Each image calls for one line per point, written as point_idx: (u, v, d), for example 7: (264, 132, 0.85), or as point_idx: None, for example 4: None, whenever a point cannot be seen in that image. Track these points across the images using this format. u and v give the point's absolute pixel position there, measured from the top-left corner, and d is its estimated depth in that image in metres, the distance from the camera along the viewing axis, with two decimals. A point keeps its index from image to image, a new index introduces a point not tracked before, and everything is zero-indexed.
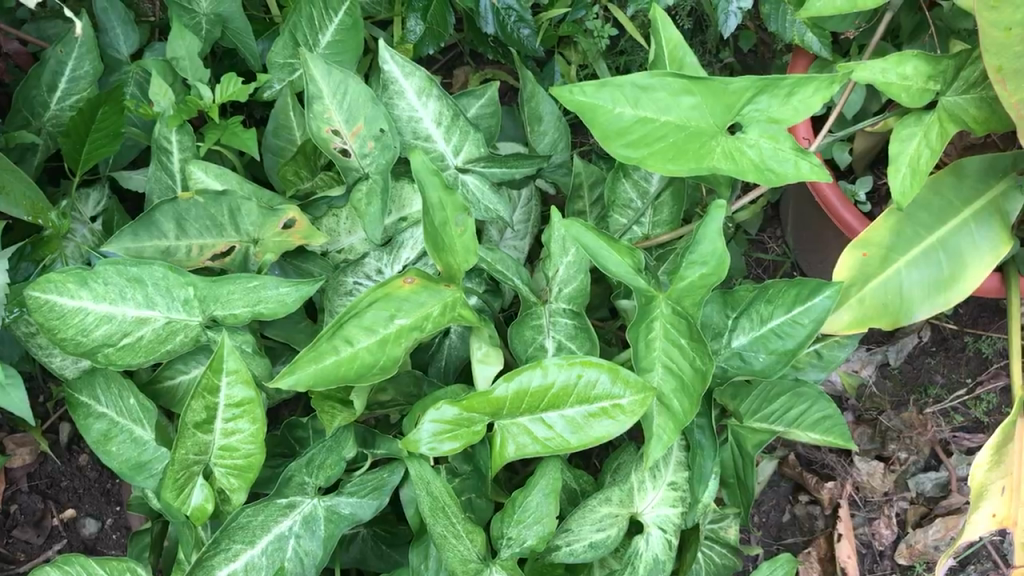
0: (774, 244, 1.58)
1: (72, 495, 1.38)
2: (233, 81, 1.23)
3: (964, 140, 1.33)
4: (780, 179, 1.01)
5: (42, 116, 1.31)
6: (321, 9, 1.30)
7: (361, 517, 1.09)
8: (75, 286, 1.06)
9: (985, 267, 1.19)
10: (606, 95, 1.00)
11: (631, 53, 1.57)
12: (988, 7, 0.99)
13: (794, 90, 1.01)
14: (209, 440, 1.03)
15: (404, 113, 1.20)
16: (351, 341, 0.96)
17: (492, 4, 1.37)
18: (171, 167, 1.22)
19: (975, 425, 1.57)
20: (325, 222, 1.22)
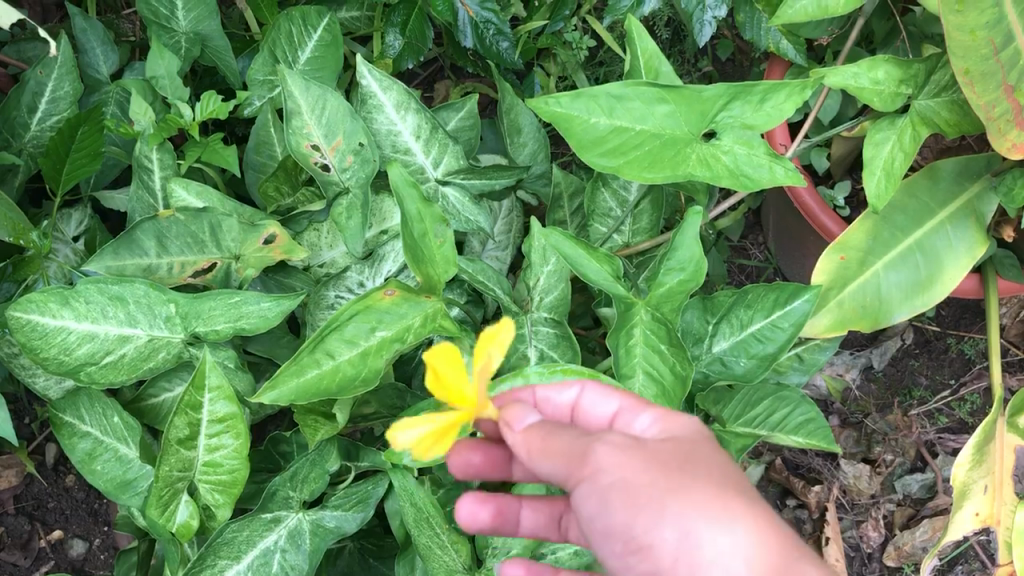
0: (756, 249, 1.59)
1: (60, 517, 1.38)
2: (212, 99, 1.22)
3: (939, 143, 1.35)
4: (756, 184, 1.01)
5: (22, 136, 1.31)
6: (300, 25, 1.31)
7: (346, 530, 1.09)
8: (57, 305, 1.06)
9: (961, 269, 1.21)
10: (581, 105, 1.02)
11: (610, 64, 1.58)
12: (954, 11, 1.03)
13: (767, 97, 1.03)
14: (193, 456, 1.04)
15: (382, 127, 1.21)
16: (332, 354, 0.98)
17: (470, 17, 1.38)
18: (153, 185, 1.23)
19: (959, 426, 1.58)
20: (306, 237, 1.23)
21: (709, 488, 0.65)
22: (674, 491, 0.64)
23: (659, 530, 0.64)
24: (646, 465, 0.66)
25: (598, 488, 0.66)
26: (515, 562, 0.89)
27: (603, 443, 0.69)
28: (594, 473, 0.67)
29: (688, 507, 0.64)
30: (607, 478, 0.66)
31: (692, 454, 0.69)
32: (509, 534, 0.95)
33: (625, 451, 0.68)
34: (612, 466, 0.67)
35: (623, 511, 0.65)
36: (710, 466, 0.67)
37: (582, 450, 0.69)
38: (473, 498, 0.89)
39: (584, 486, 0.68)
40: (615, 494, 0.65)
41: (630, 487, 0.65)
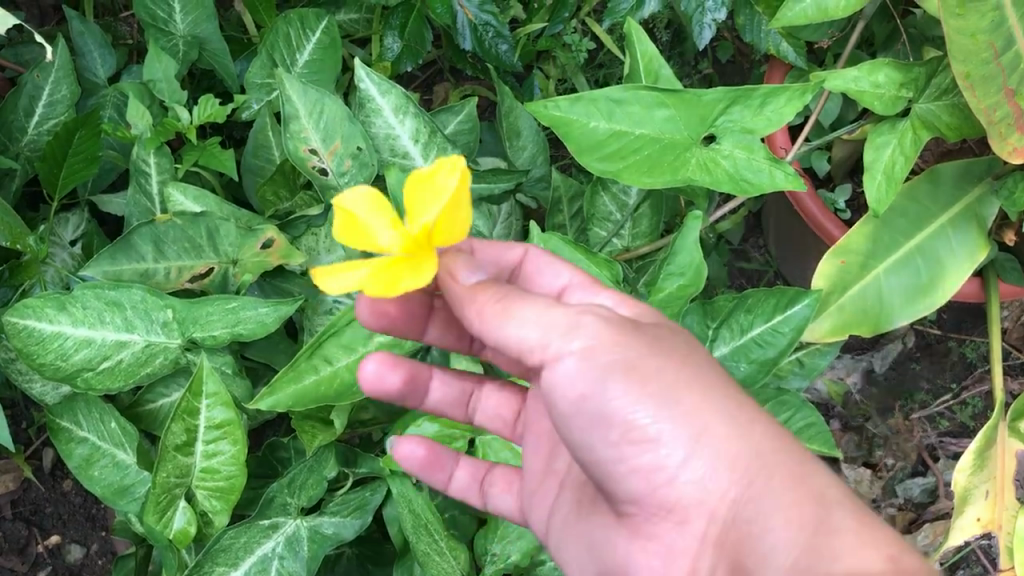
0: (756, 253, 1.58)
1: (57, 522, 1.37)
2: (211, 103, 1.22)
3: (941, 147, 1.34)
4: (756, 188, 1.00)
5: (19, 141, 1.31)
6: (298, 28, 1.31)
7: (344, 537, 1.07)
8: (53, 311, 1.07)
9: (963, 273, 1.20)
10: (580, 109, 1.04)
11: (609, 66, 1.57)
12: (955, 14, 1.03)
13: (766, 101, 1.02)
14: (190, 463, 1.03)
15: (381, 131, 1.20)
16: (330, 360, 1.01)
17: (469, 20, 1.37)
18: (150, 189, 1.22)
19: (961, 430, 1.57)
20: (304, 241, 1.20)
21: (705, 381, 0.72)
22: (679, 382, 0.71)
23: (662, 419, 0.70)
24: (643, 351, 0.72)
25: (592, 370, 0.71)
26: (414, 439, 0.99)
27: (595, 320, 0.73)
28: (585, 355, 0.71)
29: (691, 400, 0.71)
30: (609, 363, 0.71)
31: (679, 342, 0.75)
32: (418, 402, 0.99)
33: (622, 335, 0.72)
34: (613, 350, 0.71)
35: (628, 398, 0.70)
36: (694, 356, 0.75)
37: (576, 324, 0.72)
38: (381, 360, 0.93)
39: (572, 366, 0.71)
40: (612, 376, 0.70)
41: (636, 375, 0.70)
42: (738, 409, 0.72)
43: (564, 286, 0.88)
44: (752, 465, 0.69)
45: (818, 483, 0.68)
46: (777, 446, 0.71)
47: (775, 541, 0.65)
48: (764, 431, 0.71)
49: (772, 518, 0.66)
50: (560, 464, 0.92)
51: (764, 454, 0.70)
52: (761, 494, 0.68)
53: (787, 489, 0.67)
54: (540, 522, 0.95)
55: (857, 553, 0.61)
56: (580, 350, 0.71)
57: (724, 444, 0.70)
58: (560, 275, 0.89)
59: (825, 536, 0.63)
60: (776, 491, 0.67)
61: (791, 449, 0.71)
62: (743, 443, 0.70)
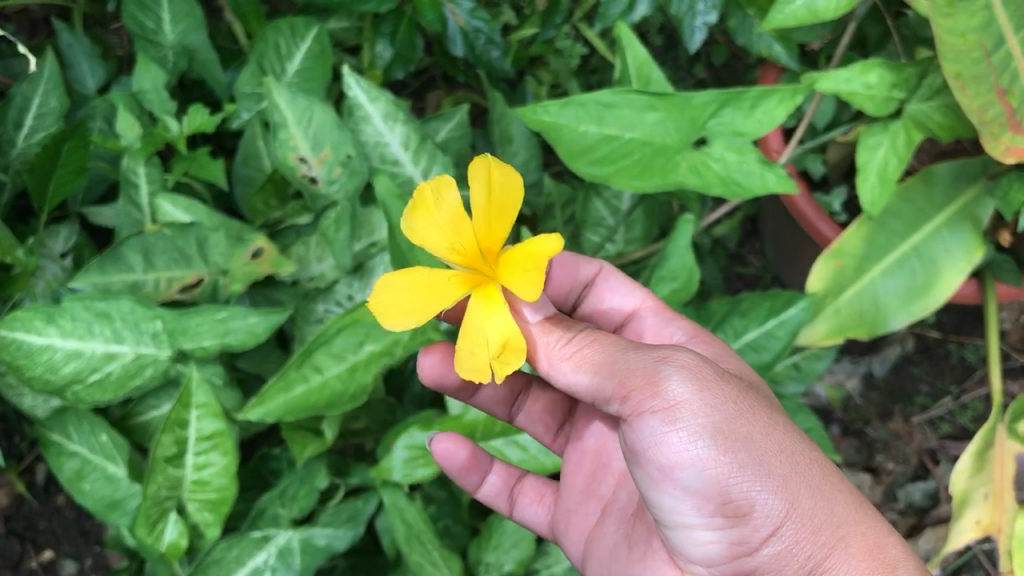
0: (754, 257, 1.57)
1: (50, 537, 1.36)
2: (199, 112, 1.20)
3: (935, 147, 1.33)
4: (747, 191, 1.00)
5: (9, 153, 1.30)
6: (288, 37, 1.30)
7: (337, 548, 1.04)
8: (42, 323, 1.05)
9: (960, 273, 1.19)
10: (570, 114, 1.03)
11: (602, 71, 1.56)
12: (943, 14, 1.01)
13: (758, 102, 1.02)
14: (181, 475, 1.02)
15: (370, 138, 1.18)
16: (320, 369, 1.00)
17: (460, 26, 1.36)
18: (140, 200, 1.22)
19: (963, 434, 1.56)
20: (294, 250, 1.19)
21: (783, 445, 0.72)
22: (765, 449, 0.70)
23: (756, 488, 0.69)
24: (730, 413, 0.70)
25: (685, 435, 0.68)
26: (457, 439, 0.93)
27: (679, 371, 0.70)
28: (675, 418, 0.68)
29: (780, 469, 0.70)
30: (699, 430, 0.69)
31: (753, 397, 0.74)
32: (466, 397, 0.97)
33: (708, 392, 0.70)
34: (699, 412, 0.69)
35: (720, 465, 0.68)
36: (768, 412, 0.74)
37: (665, 380, 0.69)
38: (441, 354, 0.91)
39: (664, 426, 0.69)
40: (710, 443, 0.69)
41: (727, 444, 0.69)
42: (814, 475, 0.73)
43: (634, 310, 0.98)
44: (830, 534, 0.71)
45: (889, 549, 0.72)
46: (845, 507, 0.73)
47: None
48: (840, 496, 0.73)
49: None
50: (605, 489, 0.93)
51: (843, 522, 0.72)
52: (838, 563, 0.70)
53: (865, 562, 0.70)
54: (572, 548, 0.96)
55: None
56: (670, 410, 0.69)
57: (809, 513, 0.71)
58: (632, 298, 0.99)
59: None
60: (852, 556, 0.71)
61: (856, 509, 0.74)
62: (825, 507, 0.72)
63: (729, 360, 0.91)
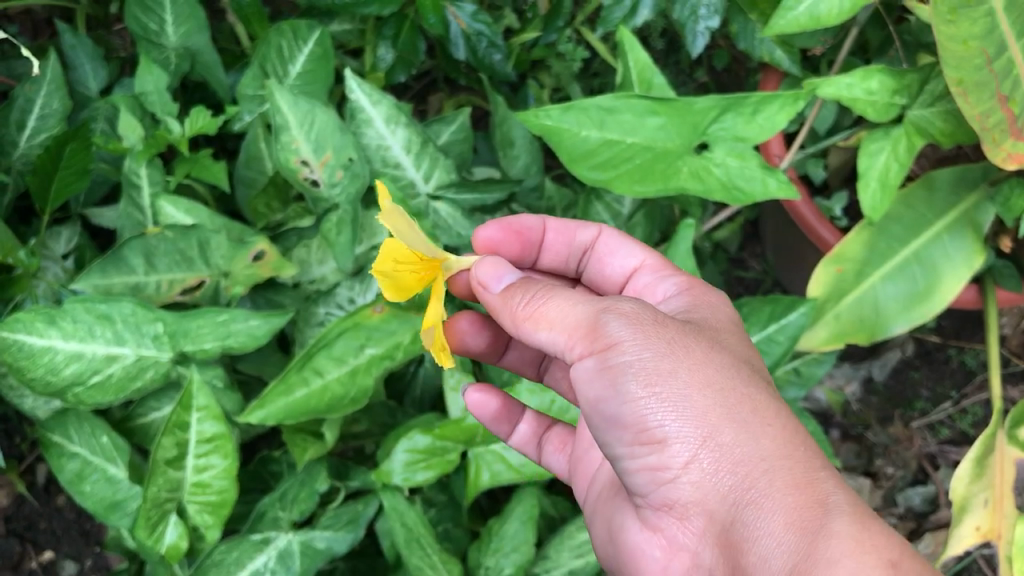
0: (754, 260, 1.57)
1: (51, 537, 1.36)
2: (202, 114, 1.22)
3: (937, 152, 1.33)
4: (748, 197, 1.00)
5: (11, 154, 1.30)
6: (291, 40, 1.30)
7: (336, 551, 1.05)
8: (43, 325, 1.05)
9: (959, 281, 1.19)
10: (572, 119, 1.03)
11: (604, 75, 1.56)
12: (945, 22, 1.02)
13: (759, 108, 1.02)
14: (181, 477, 1.02)
15: (372, 142, 1.18)
16: (320, 372, 1.00)
17: (463, 29, 1.36)
18: (142, 202, 1.22)
19: (962, 438, 1.56)
20: (296, 253, 1.20)
21: (717, 385, 0.72)
22: (692, 386, 0.71)
23: (676, 423, 0.71)
24: (658, 351, 0.72)
25: (608, 369, 0.71)
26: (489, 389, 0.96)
27: (613, 315, 0.72)
28: (601, 352, 0.71)
29: (704, 403, 0.71)
30: (621, 366, 0.71)
31: (699, 341, 0.75)
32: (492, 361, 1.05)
33: (640, 332, 0.72)
34: (622, 350, 0.71)
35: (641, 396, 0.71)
36: (711, 355, 0.74)
37: (597, 323, 0.72)
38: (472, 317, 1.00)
39: (593, 362, 0.72)
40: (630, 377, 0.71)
41: (648, 378, 0.71)
42: (749, 414, 0.72)
43: (634, 269, 1.00)
44: (753, 467, 0.70)
45: (821, 487, 0.70)
46: (783, 446, 0.71)
47: (770, 546, 0.68)
48: (777, 434, 0.72)
49: (771, 522, 0.68)
50: None
51: (775, 460, 0.70)
52: (758, 494, 0.69)
53: (787, 494, 0.69)
54: (582, 490, 0.96)
55: (854, 562, 0.65)
56: (601, 349, 0.71)
57: (733, 445, 0.70)
58: (631, 257, 1.00)
59: (824, 543, 0.66)
60: (776, 489, 0.69)
61: (796, 449, 0.72)
62: (753, 442, 0.71)
63: (717, 304, 0.87)
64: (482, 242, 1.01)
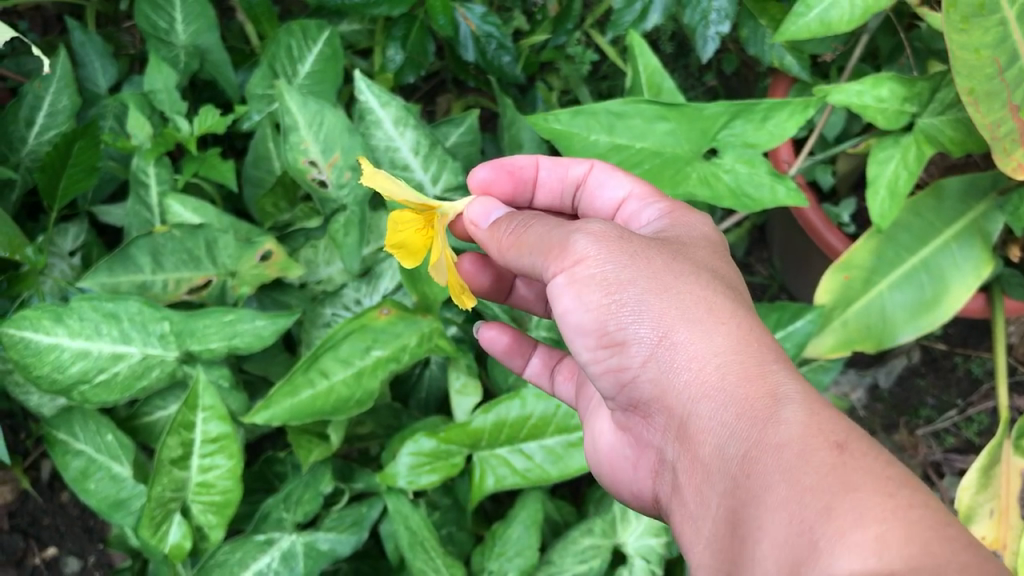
0: (761, 266, 1.57)
1: (54, 533, 1.37)
2: (211, 113, 1.21)
3: (945, 160, 1.33)
4: (757, 204, 0.99)
5: (20, 151, 1.30)
6: (300, 39, 1.30)
7: (340, 553, 1.05)
8: (50, 323, 1.05)
9: (967, 289, 1.18)
10: (581, 123, 1.04)
11: (613, 78, 1.56)
12: (957, 30, 1.01)
13: (769, 115, 1.01)
14: (186, 476, 1.02)
15: (380, 143, 1.17)
16: (326, 373, 1.00)
17: (472, 31, 1.36)
18: (150, 201, 1.21)
19: (967, 447, 1.55)
20: (303, 253, 1.20)
21: (675, 288, 0.70)
22: (651, 291, 0.70)
23: (632, 325, 0.70)
24: (617, 261, 0.70)
25: (571, 280, 0.71)
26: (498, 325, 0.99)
27: (580, 231, 0.72)
28: (565, 265, 0.71)
29: (662, 305, 0.69)
30: (581, 276, 0.70)
31: (664, 249, 0.73)
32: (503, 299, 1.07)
33: (602, 244, 0.71)
34: (583, 261, 0.70)
35: (601, 303, 0.70)
36: (672, 262, 0.72)
37: (559, 237, 0.72)
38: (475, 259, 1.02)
39: (559, 277, 0.72)
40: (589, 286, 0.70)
41: (606, 285, 0.70)
42: (707, 314, 0.69)
43: (623, 199, 0.93)
44: (709, 364, 0.67)
45: (776, 379, 0.65)
46: (746, 343, 0.68)
47: (725, 438, 0.65)
48: (738, 331, 0.69)
49: (725, 417, 0.65)
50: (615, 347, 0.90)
51: (728, 356, 0.67)
52: (715, 388, 0.66)
53: (743, 388, 0.65)
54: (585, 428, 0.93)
55: (798, 445, 0.60)
56: (565, 264, 0.71)
57: (690, 343, 0.68)
58: (618, 187, 0.93)
59: (773, 431, 0.62)
60: (731, 384, 0.66)
61: (761, 348, 0.68)
62: (711, 341, 0.68)
63: (695, 223, 0.82)
64: (475, 183, 0.98)
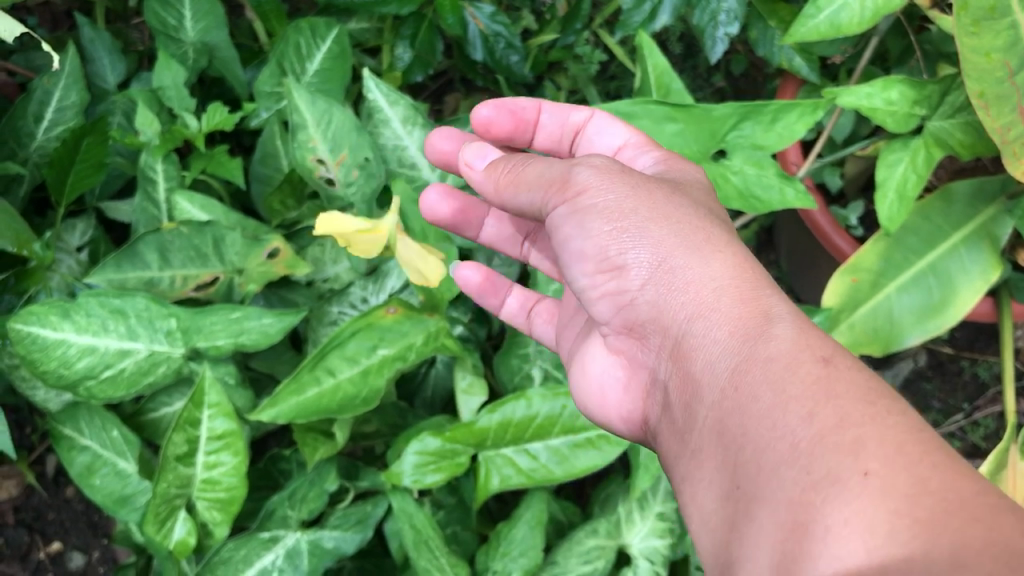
0: (768, 268, 1.56)
1: (59, 528, 1.37)
2: (218, 111, 1.21)
3: (954, 164, 1.33)
4: (765, 205, 1.00)
5: (28, 146, 1.30)
6: (309, 37, 1.30)
7: (344, 551, 1.04)
8: (58, 318, 1.05)
9: (975, 293, 1.17)
10: (589, 123, 1.03)
11: (621, 78, 1.55)
12: (967, 34, 1.01)
13: (778, 116, 1.01)
14: (191, 473, 1.03)
15: (389, 142, 1.19)
16: (333, 372, 1.00)
17: (480, 30, 1.36)
18: (158, 197, 1.22)
19: (973, 451, 1.55)
20: (310, 251, 1.20)
21: (672, 218, 0.76)
22: (651, 220, 0.76)
23: (631, 250, 0.75)
24: (618, 192, 0.76)
25: (577, 211, 0.77)
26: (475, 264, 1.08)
27: (584, 168, 0.78)
28: (571, 197, 0.77)
29: (660, 234, 0.75)
30: (586, 207, 0.76)
31: (661, 187, 0.79)
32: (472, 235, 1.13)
33: (605, 178, 0.77)
34: (589, 194, 0.76)
35: (606, 234, 0.76)
36: (668, 196, 0.78)
37: (562, 172, 0.78)
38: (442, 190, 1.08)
39: (565, 208, 0.77)
40: (593, 215, 0.76)
41: (609, 213, 0.75)
42: (700, 242, 0.75)
43: (618, 147, 0.99)
44: (702, 289, 0.73)
45: (763, 301, 0.71)
46: (736, 269, 0.74)
47: (715, 352, 0.70)
48: (728, 258, 0.75)
49: (717, 333, 0.70)
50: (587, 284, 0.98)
51: (723, 281, 0.73)
52: (707, 311, 0.72)
53: (733, 307, 0.71)
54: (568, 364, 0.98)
55: (785, 356, 0.66)
56: (570, 196, 0.77)
57: (685, 269, 0.74)
58: (615, 137, 0.99)
59: (761, 345, 0.68)
60: (721, 305, 0.71)
61: (749, 274, 0.74)
62: (705, 266, 0.74)
63: (684, 167, 0.87)
64: (477, 120, 1.03)
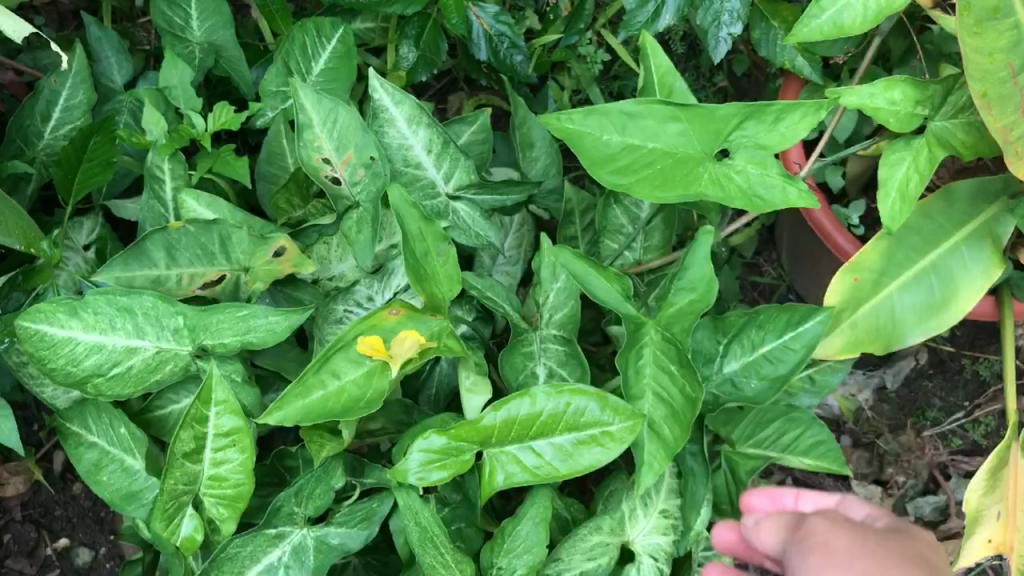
0: (769, 266, 1.57)
1: (66, 524, 1.39)
2: (225, 109, 1.23)
3: (956, 164, 1.34)
4: (768, 207, 1.00)
5: (35, 145, 1.31)
6: (314, 37, 1.31)
7: (349, 547, 1.08)
8: (66, 316, 1.06)
9: (975, 291, 1.19)
10: (594, 122, 1.01)
11: (625, 78, 1.56)
12: (970, 34, 1.02)
13: (780, 117, 1.02)
14: (198, 470, 1.03)
15: (393, 141, 1.20)
16: (337, 373, 1.00)
17: (484, 30, 1.37)
18: (165, 196, 1.22)
19: (973, 449, 1.56)
20: (316, 250, 1.23)
21: (886, 565, 0.75)
22: (865, 560, 0.76)
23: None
24: (851, 542, 0.79)
25: (803, 555, 0.81)
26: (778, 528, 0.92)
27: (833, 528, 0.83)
28: (817, 545, 0.81)
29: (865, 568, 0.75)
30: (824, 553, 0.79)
31: (896, 560, 0.77)
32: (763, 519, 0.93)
33: (841, 542, 0.80)
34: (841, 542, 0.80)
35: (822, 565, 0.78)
36: (890, 557, 0.77)
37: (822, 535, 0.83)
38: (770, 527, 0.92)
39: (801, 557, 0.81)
40: (816, 553, 0.80)
41: (832, 559, 0.78)
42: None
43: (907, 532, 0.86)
44: None
45: None
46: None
47: None
48: None
49: None
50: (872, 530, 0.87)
51: None
52: None
53: None
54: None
55: None
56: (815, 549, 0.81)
57: None
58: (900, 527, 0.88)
59: None
60: None
61: None
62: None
63: (923, 544, 0.83)
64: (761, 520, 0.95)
